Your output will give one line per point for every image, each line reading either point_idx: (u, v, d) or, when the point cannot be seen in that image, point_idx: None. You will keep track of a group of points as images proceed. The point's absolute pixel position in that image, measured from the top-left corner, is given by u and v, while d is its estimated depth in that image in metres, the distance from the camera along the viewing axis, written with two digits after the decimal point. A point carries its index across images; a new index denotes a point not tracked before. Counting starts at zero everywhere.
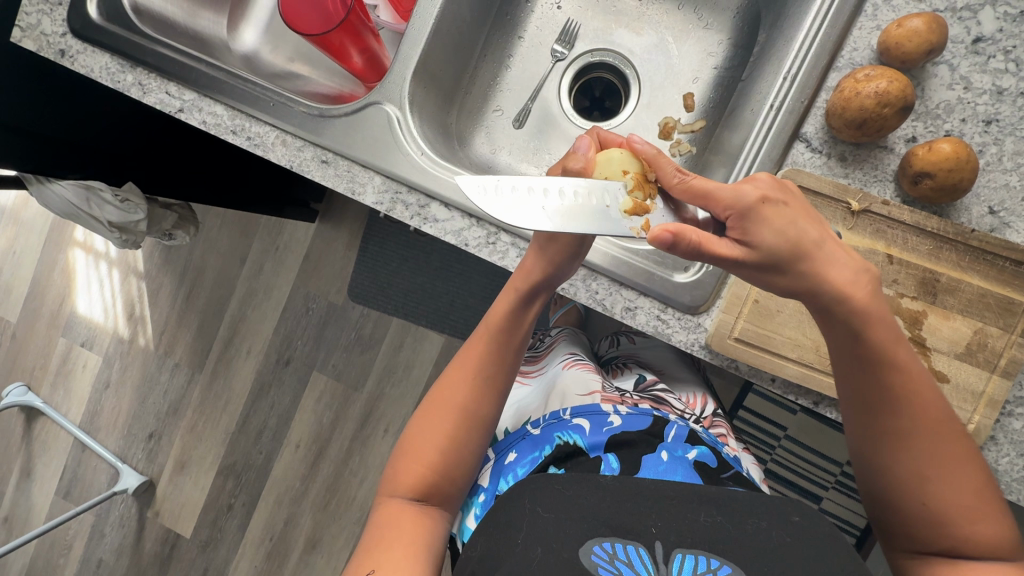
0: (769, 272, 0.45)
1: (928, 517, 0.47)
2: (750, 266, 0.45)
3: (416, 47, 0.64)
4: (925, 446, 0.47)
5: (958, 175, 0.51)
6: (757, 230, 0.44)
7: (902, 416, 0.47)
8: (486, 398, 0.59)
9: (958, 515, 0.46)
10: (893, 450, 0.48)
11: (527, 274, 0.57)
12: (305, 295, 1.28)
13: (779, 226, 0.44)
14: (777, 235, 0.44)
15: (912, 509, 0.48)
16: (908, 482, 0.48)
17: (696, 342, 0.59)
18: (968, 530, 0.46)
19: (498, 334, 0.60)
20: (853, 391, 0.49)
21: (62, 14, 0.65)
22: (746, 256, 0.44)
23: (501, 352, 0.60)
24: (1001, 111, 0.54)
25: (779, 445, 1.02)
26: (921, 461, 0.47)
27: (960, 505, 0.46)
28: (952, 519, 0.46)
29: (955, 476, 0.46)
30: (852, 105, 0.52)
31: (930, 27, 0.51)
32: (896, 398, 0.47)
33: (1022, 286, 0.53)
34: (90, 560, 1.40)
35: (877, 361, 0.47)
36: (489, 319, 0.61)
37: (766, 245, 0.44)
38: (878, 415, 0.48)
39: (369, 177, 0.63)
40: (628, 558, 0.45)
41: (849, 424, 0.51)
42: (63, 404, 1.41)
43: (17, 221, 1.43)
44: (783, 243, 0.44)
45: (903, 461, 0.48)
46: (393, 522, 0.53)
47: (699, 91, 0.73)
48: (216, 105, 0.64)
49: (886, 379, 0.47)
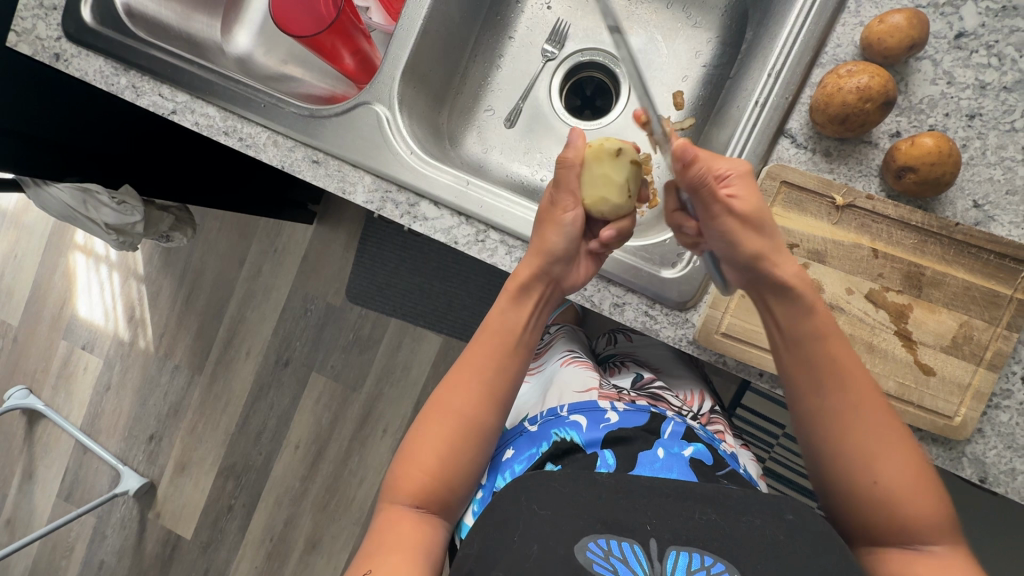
0: (748, 228, 0.49)
1: (875, 497, 0.47)
2: (735, 219, 0.49)
3: (405, 48, 0.65)
4: (870, 425, 0.48)
5: (941, 169, 0.51)
6: (741, 187, 0.50)
7: (841, 395, 0.49)
8: (489, 407, 0.57)
9: (901, 497, 0.46)
10: (839, 426, 0.49)
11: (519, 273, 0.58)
12: (304, 296, 1.29)
13: (756, 195, 0.50)
14: (759, 198, 0.50)
15: (860, 490, 0.48)
16: (854, 462, 0.48)
17: (684, 338, 0.60)
18: (918, 508, 0.46)
19: (498, 340, 0.59)
20: (798, 373, 0.51)
21: (56, 18, 0.66)
22: (735, 206, 0.49)
23: (501, 359, 0.59)
24: (984, 106, 0.54)
25: (777, 442, 1.02)
26: (867, 437, 0.48)
27: (908, 483, 0.47)
28: (900, 498, 0.46)
29: (900, 452, 0.48)
30: (834, 101, 0.52)
31: (911, 23, 0.51)
32: (831, 375, 0.49)
33: (1006, 279, 0.53)
34: (92, 561, 1.41)
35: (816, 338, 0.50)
36: (491, 322, 0.60)
37: (752, 199, 0.49)
38: (826, 394, 0.50)
39: (359, 177, 0.63)
40: (623, 555, 0.46)
41: (799, 411, 0.52)
42: (65, 406, 1.42)
43: (18, 225, 1.44)
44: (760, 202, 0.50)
45: (847, 442, 0.49)
46: (391, 529, 0.53)
47: (688, 90, 0.74)
48: (208, 107, 0.65)
49: (824, 355, 0.50)
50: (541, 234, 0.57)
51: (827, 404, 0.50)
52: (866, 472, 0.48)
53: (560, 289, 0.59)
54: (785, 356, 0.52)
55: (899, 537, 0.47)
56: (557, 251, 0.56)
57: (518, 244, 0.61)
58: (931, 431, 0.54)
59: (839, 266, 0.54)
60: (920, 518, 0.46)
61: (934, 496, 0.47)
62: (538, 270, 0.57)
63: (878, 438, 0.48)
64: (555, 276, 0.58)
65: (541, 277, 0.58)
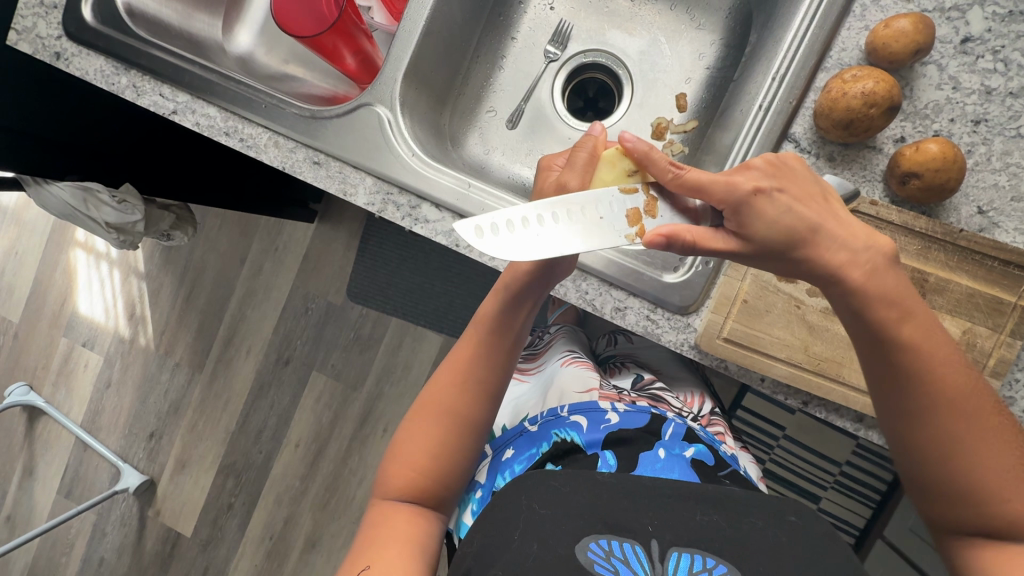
0: (766, 258, 0.45)
1: (968, 493, 0.46)
2: (750, 256, 0.45)
3: (407, 49, 0.65)
4: (960, 426, 0.46)
5: (946, 175, 0.51)
6: (750, 216, 0.43)
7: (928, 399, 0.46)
8: (477, 401, 0.58)
9: (995, 492, 0.45)
10: (921, 430, 0.47)
11: (516, 274, 0.58)
12: (304, 295, 1.29)
13: (775, 217, 0.43)
14: (775, 224, 0.43)
15: (955, 488, 0.47)
16: (945, 463, 0.46)
17: (685, 342, 0.59)
18: (1007, 504, 0.45)
19: (483, 332, 0.60)
20: (875, 375, 0.48)
21: (57, 17, 0.66)
22: (743, 248, 0.44)
23: (489, 352, 0.59)
24: (990, 111, 0.54)
25: (777, 444, 1.02)
26: (953, 439, 0.46)
27: (996, 480, 0.45)
28: (989, 494, 0.46)
29: (988, 450, 0.46)
30: (839, 106, 0.52)
31: (917, 28, 0.51)
32: (918, 379, 0.46)
33: (1011, 287, 0.52)
34: (92, 558, 1.41)
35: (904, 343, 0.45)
36: (477, 317, 0.61)
37: (762, 234, 0.43)
38: (911, 398, 0.47)
39: (360, 178, 0.63)
40: (625, 556, 0.46)
41: (884, 409, 0.49)
42: (65, 404, 1.42)
43: (19, 222, 1.44)
44: (780, 224, 0.43)
45: (938, 442, 0.46)
46: (384, 523, 0.53)
47: (691, 92, 0.73)
48: (209, 107, 0.65)
49: (904, 364, 0.46)
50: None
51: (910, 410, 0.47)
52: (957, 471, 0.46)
53: (549, 282, 0.57)
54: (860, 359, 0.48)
55: (993, 528, 0.46)
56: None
57: None
58: None
59: None
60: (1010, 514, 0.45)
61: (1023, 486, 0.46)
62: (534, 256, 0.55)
63: (970, 438, 0.46)
64: (549, 268, 0.55)
65: (538, 270, 0.56)
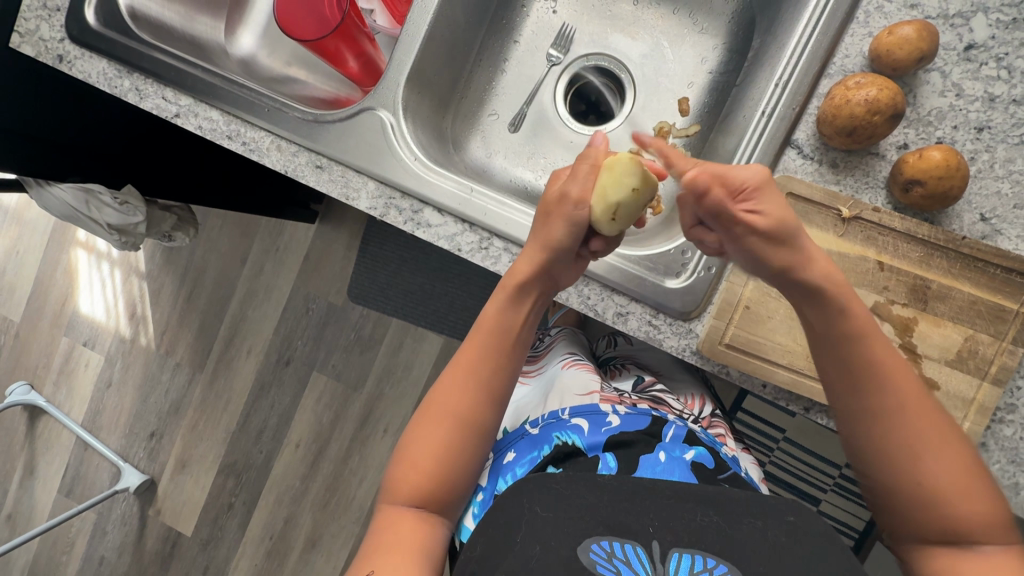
0: (774, 244, 0.49)
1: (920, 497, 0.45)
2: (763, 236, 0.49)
3: (410, 53, 0.65)
4: (913, 426, 0.46)
5: (949, 183, 0.51)
6: (763, 202, 0.49)
7: (881, 394, 0.47)
8: (483, 407, 0.57)
9: (947, 496, 0.44)
10: (874, 427, 0.47)
11: (518, 272, 0.57)
12: (305, 295, 1.29)
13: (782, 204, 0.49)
14: (781, 209, 0.49)
15: (908, 491, 0.46)
16: (897, 463, 0.46)
17: (687, 348, 0.60)
18: (962, 511, 0.44)
19: (489, 339, 0.59)
20: (832, 370, 0.50)
21: (59, 20, 0.66)
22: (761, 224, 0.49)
23: (495, 358, 0.58)
24: (993, 119, 0.54)
25: (777, 447, 1.02)
26: (905, 438, 0.46)
27: (948, 480, 0.45)
28: (941, 498, 0.44)
29: (942, 455, 0.45)
30: (842, 113, 0.52)
31: (920, 35, 0.51)
32: (870, 373, 0.47)
33: (1012, 294, 0.53)
34: (92, 558, 1.41)
35: (854, 339, 0.48)
36: (485, 321, 0.59)
37: (777, 213, 0.48)
38: (865, 394, 0.48)
39: (362, 182, 0.63)
40: (626, 557, 0.46)
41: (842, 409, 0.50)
42: (66, 403, 1.42)
43: (20, 222, 1.44)
44: (784, 214, 0.49)
45: (891, 441, 0.46)
46: (390, 532, 0.53)
47: (694, 96, 0.73)
48: (212, 110, 0.65)
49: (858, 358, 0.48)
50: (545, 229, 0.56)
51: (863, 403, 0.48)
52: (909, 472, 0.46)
53: (553, 288, 0.59)
54: (820, 355, 0.50)
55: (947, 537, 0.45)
56: (562, 245, 0.55)
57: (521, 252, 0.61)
58: None
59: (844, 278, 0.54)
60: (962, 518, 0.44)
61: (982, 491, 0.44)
62: (538, 268, 0.56)
63: (922, 439, 0.46)
64: (552, 274, 0.57)
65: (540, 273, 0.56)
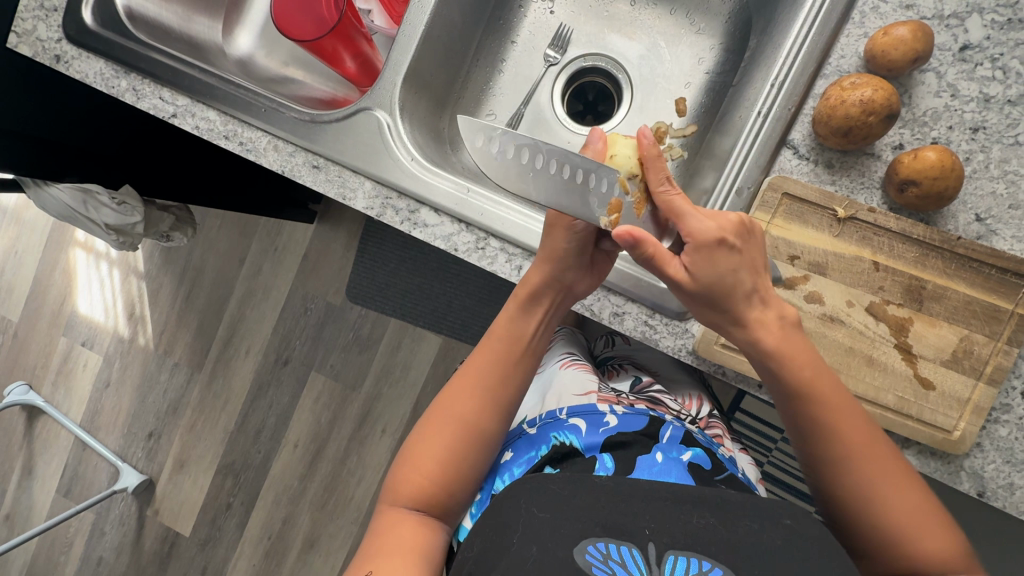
0: (698, 303, 0.49)
1: (883, 536, 0.49)
2: (687, 294, 0.49)
3: (407, 53, 0.65)
4: (869, 471, 0.49)
5: (943, 183, 0.51)
6: (701, 260, 0.47)
7: (837, 444, 0.50)
8: (490, 412, 0.57)
9: (909, 533, 0.48)
10: (835, 472, 0.51)
11: (528, 281, 0.58)
12: (304, 295, 1.29)
13: (721, 269, 0.47)
14: (719, 275, 0.47)
15: (873, 530, 0.49)
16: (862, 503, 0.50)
17: (683, 348, 0.60)
18: (923, 547, 0.48)
19: (501, 345, 0.59)
20: (791, 420, 0.52)
21: (57, 20, 0.66)
22: (687, 284, 0.48)
23: (505, 364, 0.59)
24: (988, 119, 0.54)
25: (775, 447, 1.02)
26: (865, 483, 0.49)
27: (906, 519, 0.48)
28: (903, 536, 0.48)
29: (897, 494, 0.49)
30: (837, 113, 0.52)
31: (915, 36, 0.51)
32: (825, 425, 0.50)
33: (1008, 294, 0.53)
34: (91, 558, 1.41)
35: (808, 395, 0.50)
36: (498, 327, 0.60)
37: (707, 279, 0.47)
38: (824, 443, 0.51)
39: (359, 182, 0.63)
40: (622, 559, 0.46)
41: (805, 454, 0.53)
42: (65, 403, 1.42)
43: (18, 222, 1.44)
44: (722, 276, 0.47)
45: (854, 485, 0.50)
46: (391, 532, 0.53)
47: (691, 96, 0.73)
48: (209, 110, 0.65)
49: (813, 410, 0.50)
50: (551, 240, 0.56)
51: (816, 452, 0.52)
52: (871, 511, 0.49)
53: (569, 298, 0.59)
54: (778, 405, 0.53)
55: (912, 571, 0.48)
56: (567, 256, 0.56)
57: (519, 252, 0.61)
58: (930, 445, 0.54)
59: (839, 278, 0.54)
60: (927, 551, 0.48)
61: (934, 524, 0.48)
62: (548, 275, 0.57)
63: (878, 481, 0.49)
64: (565, 283, 0.58)
65: (549, 284, 0.57)
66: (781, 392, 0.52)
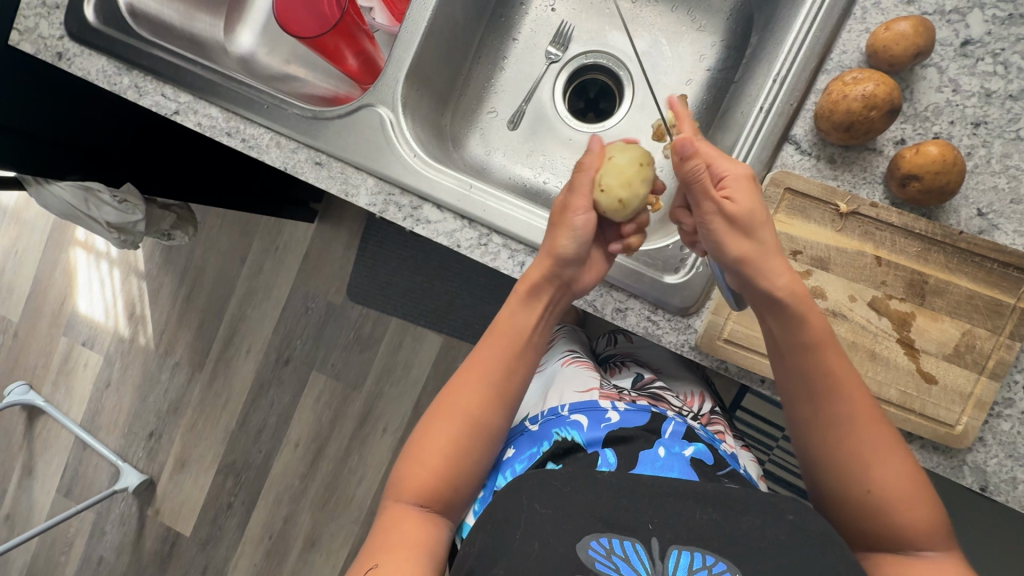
0: (735, 231, 0.51)
1: (869, 503, 0.49)
2: (725, 220, 0.51)
3: (409, 50, 0.65)
4: (866, 436, 0.50)
5: (945, 178, 0.51)
6: (738, 190, 0.51)
7: (839, 404, 0.50)
8: (495, 408, 0.57)
9: (896, 503, 0.48)
10: (833, 434, 0.51)
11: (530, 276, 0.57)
12: (305, 294, 1.29)
13: (755, 199, 0.51)
14: (756, 202, 0.51)
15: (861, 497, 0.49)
16: (854, 470, 0.50)
17: (685, 344, 0.60)
18: (908, 518, 0.48)
19: (506, 342, 0.59)
20: (791, 382, 0.53)
21: (59, 17, 0.66)
22: (728, 208, 0.51)
23: (512, 362, 0.59)
24: (989, 114, 0.54)
25: (776, 445, 1.02)
26: (861, 448, 0.50)
27: (895, 488, 0.48)
28: (890, 506, 0.48)
29: (891, 464, 0.49)
30: (840, 109, 0.52)
31: (917, 31, 0.51)
32: (828, 386, 0.51)
33: (1009, 288, 0.53)
34: (91, 557, 1.41)
35: (814, 354, 0.50)
36: (500, 323, 0.60)
37: (747, 203, 0.50)
38: (825, 404, 0.51)
39: (362, 179, 0.63)
40: (625, 553, 0.46)
41: (803, 416, 0.53)
42: (65, 403, 1.42)
43: (19, 221, 1.44)
44: (756, 205, 0.51)
45: (850, 449, 0.50)
46: (393, 528, 0.53)
47: (692, 93, 0.74)
48: (211, 108, 0.65)
49: (819, 369, 0.51)
50: (553, 238, 0.56)
51: (816, 415, 0.52)
52: (863, 478, 0.49)
53: (570, 293, 0.59)
54: (780, 367, 0.53)
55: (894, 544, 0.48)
56: (568, 253, 0.55)
57: (522, 248, 0.61)
58: (933, 439, 0.54)
59: (842, 274, 0.54)
60: (912, 522, 0.48)
61: (925, 501, 0.48)
62: (548, 271, 0.56)
63: (873, 447, 0.49)
64: (565, 278, 0.57)
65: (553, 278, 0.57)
66: (785, 351, 0.52)
